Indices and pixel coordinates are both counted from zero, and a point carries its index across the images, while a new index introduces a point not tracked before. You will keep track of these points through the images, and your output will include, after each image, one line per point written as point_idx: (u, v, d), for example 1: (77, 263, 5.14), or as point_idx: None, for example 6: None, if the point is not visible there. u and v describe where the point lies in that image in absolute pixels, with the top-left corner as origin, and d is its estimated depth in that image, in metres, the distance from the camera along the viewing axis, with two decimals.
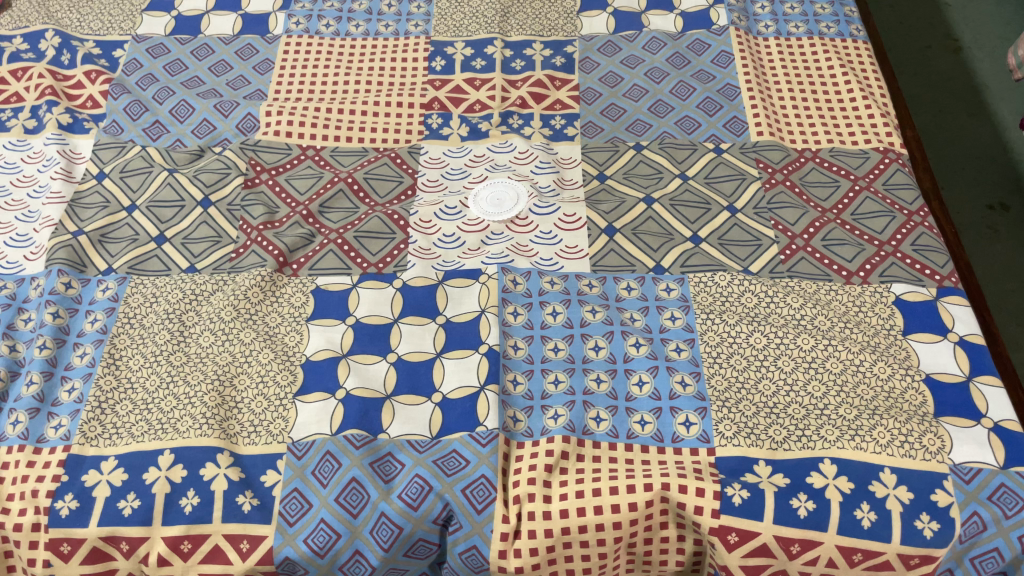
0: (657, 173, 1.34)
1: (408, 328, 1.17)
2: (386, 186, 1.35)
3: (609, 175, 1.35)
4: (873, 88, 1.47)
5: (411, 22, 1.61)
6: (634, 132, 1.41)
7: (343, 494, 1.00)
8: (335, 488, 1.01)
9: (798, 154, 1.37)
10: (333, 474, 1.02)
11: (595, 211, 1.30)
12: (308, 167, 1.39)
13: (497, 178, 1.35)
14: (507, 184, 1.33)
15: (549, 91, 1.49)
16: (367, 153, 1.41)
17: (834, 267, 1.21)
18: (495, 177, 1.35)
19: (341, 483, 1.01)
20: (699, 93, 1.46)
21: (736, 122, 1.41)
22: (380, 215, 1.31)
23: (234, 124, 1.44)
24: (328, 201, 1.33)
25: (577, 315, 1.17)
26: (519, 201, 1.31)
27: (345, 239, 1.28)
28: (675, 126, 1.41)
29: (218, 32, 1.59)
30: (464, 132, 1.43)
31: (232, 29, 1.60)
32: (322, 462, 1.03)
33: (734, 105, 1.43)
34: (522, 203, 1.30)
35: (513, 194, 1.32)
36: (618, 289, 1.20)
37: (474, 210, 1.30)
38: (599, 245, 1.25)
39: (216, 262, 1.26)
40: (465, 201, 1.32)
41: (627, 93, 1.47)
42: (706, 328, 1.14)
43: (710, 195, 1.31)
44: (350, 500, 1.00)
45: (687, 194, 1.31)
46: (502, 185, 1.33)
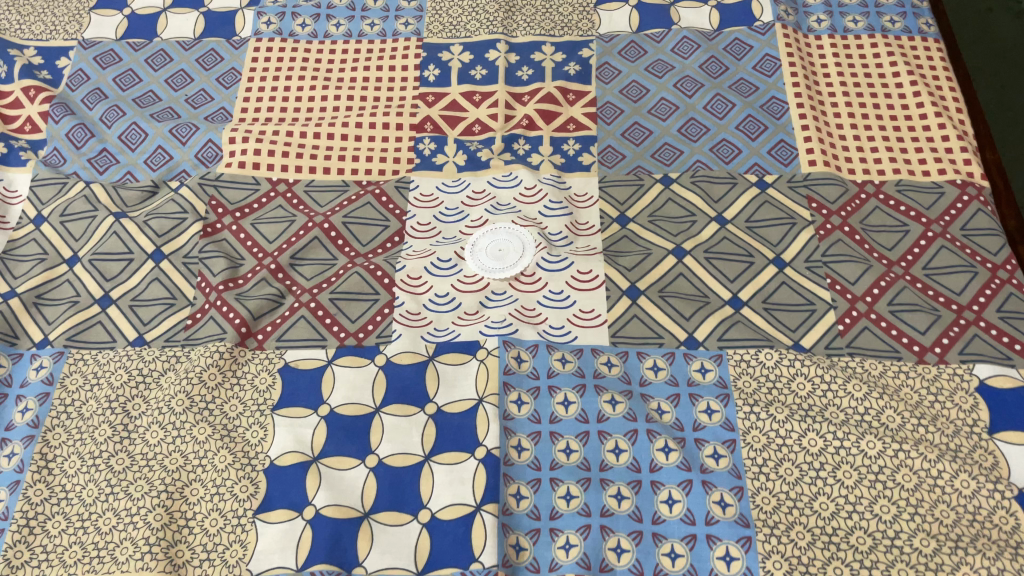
0: (688, 214, 1.13)
1: (391, 420, 0.98)
2: (369, 231, 1.15)
3: (631, 218, 1.14)
4: (946, 101, 1.24)
5: (400, 19, 1.38)
6: (661, 160, 1.19)
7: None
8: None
9: (858, 190, 1.15)
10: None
11: (614, 265, 1.09)
12: (279, 206, 1.18)
13: (501, 222, 1.14)
14: (513, 231, 1.13)
15: (561, 107, 1.26)
16: (347, 188, 1.20)
17: (903, 340, 1.01)
18: (499, 221, 1.15)
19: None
20: (739, 110, 1.23)
21: (783, 148, 1.19)
22: (361, 271, 1.11)
23: (192, 153, 1.24)
24: (301, 251, 1.14)
25: (594, 405, 0.97)
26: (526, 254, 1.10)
27: (319, 302, 1.09)
28: (710, 153, 1.19)
29: (177, 35, 1.38)
30: (461, 161, 1.22)
31: (193, 31, 1.38)
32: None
33: (780, 126, 1.21)
34: (530, 256, 1.10)
35: (519, 246, 1.11)
36: (643, 369, 1.00)
37: (473, 264, 1.10)
38: (619, 310, 1.05)
39: (168, 332, 1.07)
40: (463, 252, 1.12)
41: (652, 109, 1.25)
42: (750, 426, 0.94)
43: (753, 244, 1.10)
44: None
45: (725, 243, 1.10)
46: (506, 233, 1.13)
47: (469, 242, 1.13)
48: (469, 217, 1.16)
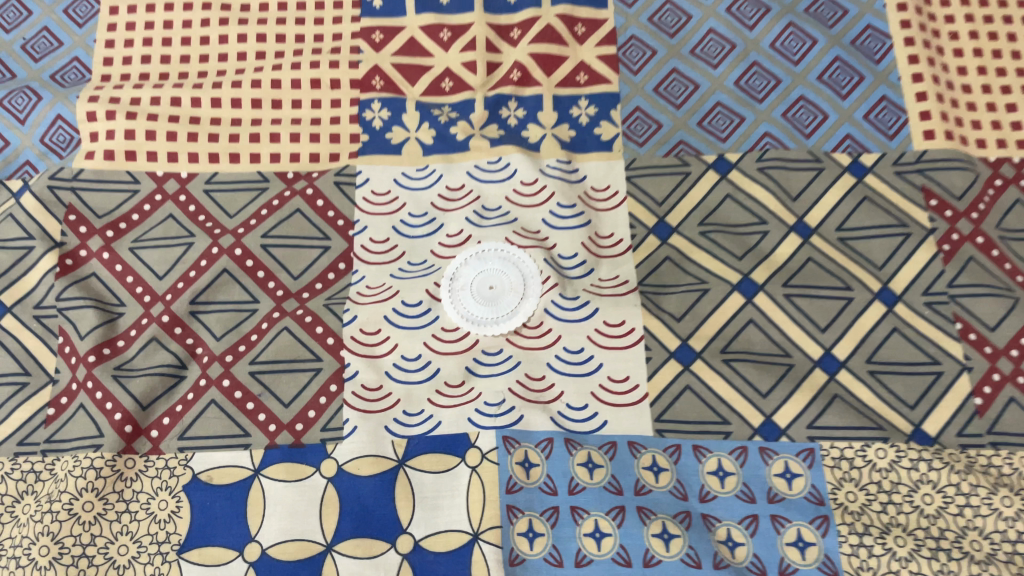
0: (755, 221, 0.80)
1: (349, 567, 0.69)
2: (301, 257, 0.81)
3: (674, 228, 0.80)
4: None
5: None
6: (713, 132, 0.84)
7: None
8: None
9: (992, 173, 0.81)
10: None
11: (654, 308, 0.77)
12: (169, 219, 0.83)
13: (489, 240, 0.80)
14: (507, 258, 0.79)
15: (566, 47, 0.88)
16: (266, 186, 0.84)
17: None
18: (488, 237, 0.81)
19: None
20: (822, 49, 0.86)
21: (888, 109, 0.83)
22: (291, 325, 0.78)
23: (36, 137, 0.86)
24: (206, 294, 0.79)
25: (637, 540, 0.68)
26: (530, 294, 0.77)
27: (235, 377, 0.76)
28: (782, 121, 0.83)
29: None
30: (426, 138, 0.85)
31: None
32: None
33: (881, 75, 0.85)
34: (535, 296, 0.77)
35: (516, 281, 0.78)
36: (703, 476, 0.71)
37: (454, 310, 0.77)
38: (665, 379, 0.74)
39: (21, 430, 0.75)
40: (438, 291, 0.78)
41: (697, 49, 0.88)
42: (859, 566, 0.66)
43: (850, 269, 0.77)
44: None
45: (810, 267, 0.77)
46: (498, 260, 0.79)
47: (446, 274, 0.79)
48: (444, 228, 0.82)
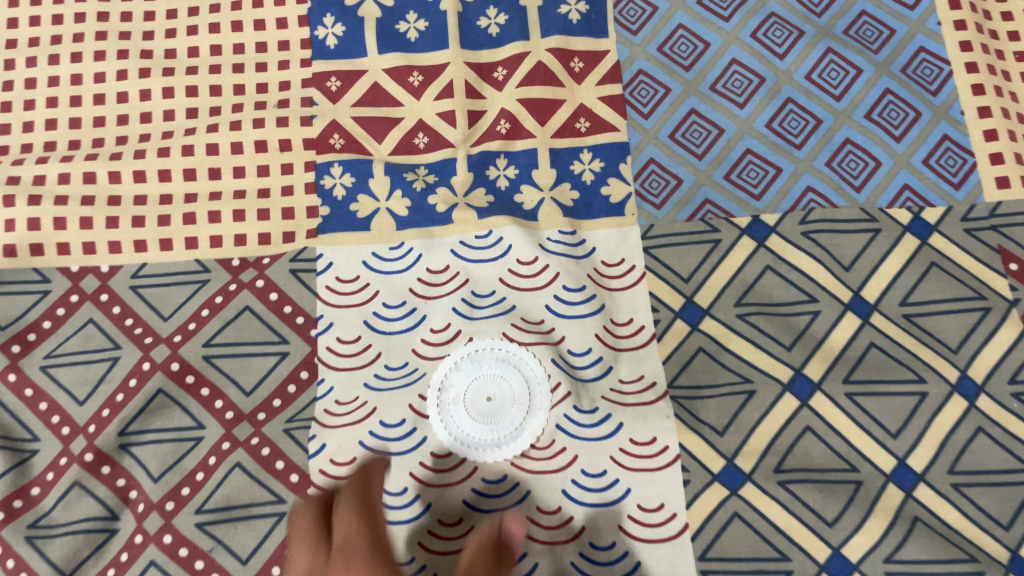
0: (803, 300, 0.66)
1: None
2: (254, 368, 0.66)
3: (705, 311, 0.66)
4: None
5: None
6: (744, 188, 0.70)
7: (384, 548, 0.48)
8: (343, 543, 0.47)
9: None
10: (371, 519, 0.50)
11: (689, 418, 0.63)
12: (88, 327, 0.67)
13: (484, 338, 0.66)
14: (508, 361, 0.65)
15: (562, 89, 0.73)
16: (206, 278, 0.69)
17: None
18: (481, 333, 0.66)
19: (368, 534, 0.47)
20: (868, 80, 0.72)
21: (952, 152, 0.70)
22: (245, 458, 0.63)
23: None
24: (138, 421, 0.65)
25: None
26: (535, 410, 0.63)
27: (179, 531, 0.61)
28: (827, 171, 0.70)
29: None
30: (400, 209, 0.70)
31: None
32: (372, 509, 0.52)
33: (941, 109, 0.71)
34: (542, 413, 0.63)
35: (519, 391, 0.63)
36: None
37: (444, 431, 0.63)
38: (709, 509, 0.61)
39: None
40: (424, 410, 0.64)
41: (718, 83, 0.73)
42: None
43: (921, 355, 0.64)
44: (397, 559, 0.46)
45: (873, 355, 0.64)
46: (496, 364, 0.64)
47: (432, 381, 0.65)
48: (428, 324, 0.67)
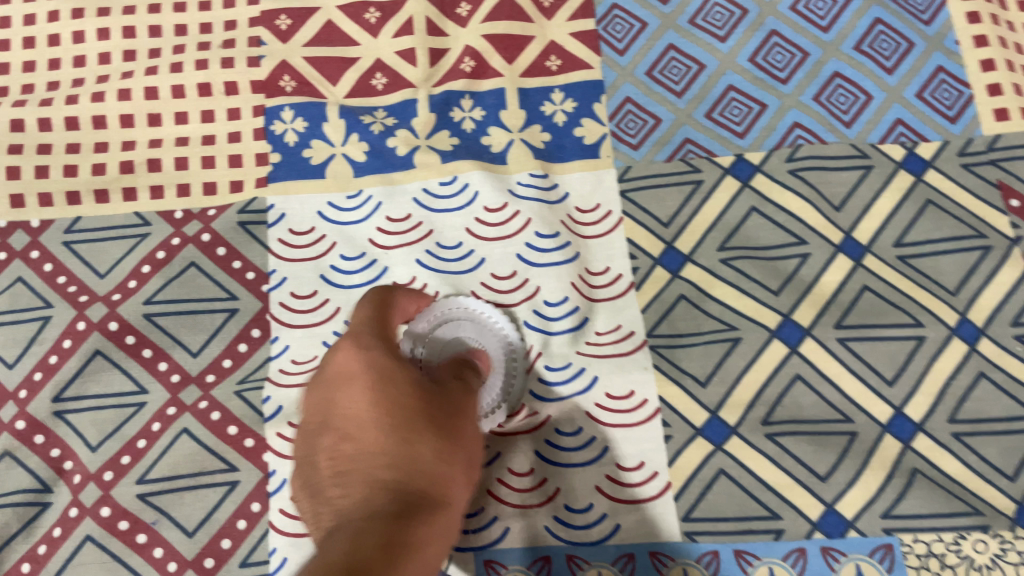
0: (791, 243, 0.61)
1: None
2: (199, 326, 0.61)
3: (687, 256, 0.62)
4: None
5: None
6: (727, 126, 0.65)
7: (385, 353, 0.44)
8: (341, 364, 0.40)
9: None
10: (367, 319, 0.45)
11: (671, 369, 0.58)
12: (18, 286, 0.62)
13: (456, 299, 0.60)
14: (486, 322, 0.60)
15: (530, 24, 0.68)
16: (146, 232, 0.63)
17: None
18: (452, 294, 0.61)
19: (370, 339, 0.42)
20: (857, 10, 0.68)
21: (948, 83, 0.65)
22: (190, 423, 0.58)
23: None
24: (72, 386, 0.59)
25: None
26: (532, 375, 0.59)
27: (117, 502, 0.56)
28: (815, 107, 0.65)
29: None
30: (358, 154, 0.65)
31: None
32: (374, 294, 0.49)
33: (934, 39, 0.67)
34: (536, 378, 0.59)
35: (506, 351, 0.59)
36: None
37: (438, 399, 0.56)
38: (694, 465, 0.56)
39: None
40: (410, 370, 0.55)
41: (698, 17, 0.69)
42: None
43: (918, 297, 0.60)
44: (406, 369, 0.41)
45: (867, 299, 0.60)
46: (473, 326, 0.59)
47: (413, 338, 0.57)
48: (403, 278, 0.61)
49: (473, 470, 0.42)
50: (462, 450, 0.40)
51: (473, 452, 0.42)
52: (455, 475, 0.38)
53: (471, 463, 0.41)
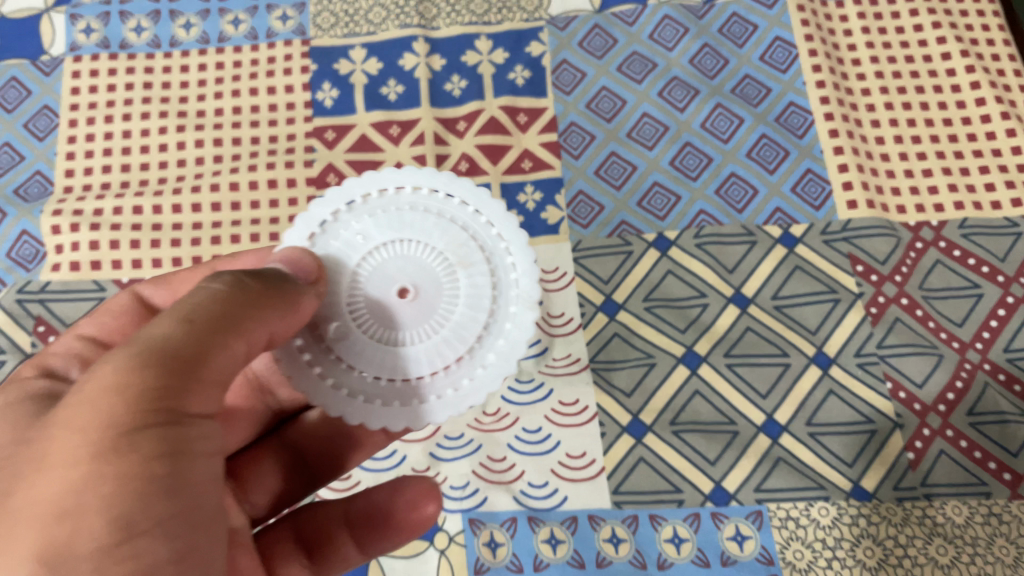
0: (696, 296, 0.85)
1: None
2: None
3: (621, 305, 0.85)
4: (1013, 92, 0.94)
5: (274, 11, 1.00)
6: (652, 211, 0.89)
7: (62, 373, 0.51)
8: None
9: (912, 237, 0.87)
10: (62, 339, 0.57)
11: (607, 385, 0.81)
12: None
13: (343, 257, 0.53)
14: (394, 223, 0.54)
15: (510, 137, 0.93)
16: None
17: (991, 466, 0.77)
18: (329, 230, 0.54)
19: (36, 387, 0.47)
20: (749, 127, 0.92)
21: (813, 180, 0.89)
22: None
23: (3, 252, 0.89)
24: None
25: None
26: (491, 264, 0.54)
27: None
28: (716, 198, 0.89)
29: (23, 8, 1.00)
30: None
31: (7, 12, 1.00)
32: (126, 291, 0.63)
33: (805, 148, 0.91)
34: (485, 222, 0.55)
35: (428, 266, 0.52)
36: (660, 545, 0.75)
37: (441, 386, 0.52)
38: (621, 453, 0.78)
39: None
40: (404, 416, 0.52)
41: (633, 131, 0.94)
42: None
43: (786, 335, 0.83)
44: (26, 402, 0.43)
45: (749, 336, 0.83)
46: (382, 252, 0.53)
47: (380, 369, 0.52)
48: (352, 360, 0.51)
49: (130, 419, 0.37)
50: (52, 459, 0.36)
51: (116, 391, 0.37)
52: (25, 533, 0.34)
53: (79, 446, 0.36)
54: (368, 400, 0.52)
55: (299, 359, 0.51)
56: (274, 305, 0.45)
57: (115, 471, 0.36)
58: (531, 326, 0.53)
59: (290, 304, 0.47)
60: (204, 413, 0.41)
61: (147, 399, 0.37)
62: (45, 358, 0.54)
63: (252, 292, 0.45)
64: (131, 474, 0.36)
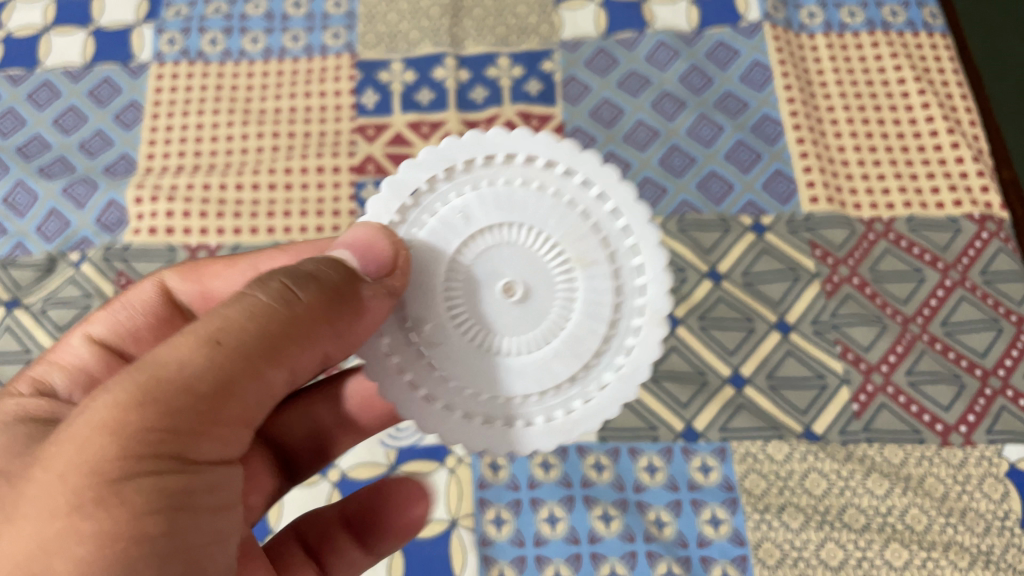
0: (677, 270, 0.99)
1: None
2: None
3: None
4: (959, 112, 1.09)
5: (327, 30, 1.17)
6: (643, 201, 1.04)
7: (60, 396, 0.56)
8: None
9: (866, 229, 1.01)
10: (72, 339, 0.61)
11: None
12: None
13: (446, 243, 0.54)
14: (504, 207, 0.54)
15: None
16: None
17: (925, 418, 0.89)
18: (422, 206, 0.55)
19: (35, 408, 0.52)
20: (728, 134, 1.08)
21: (781, 179, 1.04)
22: None
23: (93, 218, 1.05)
24: None
25: (584, 523, 0.86)
26: (611, 262, 0.55)
27: None
28: (697, 191, 1.04)
29: (118, 21, 1.18)
30: None
31: (105, 24, 1.18)
32: (155, 282, 0.66)
33: (776, 153, 1.06)
34: (613, 211, 0.55)
35: (529, 271, 0.54)
36: (637, 472, 0.88)
37: (551, 405, 0.56)
38: None
39: None
40: (512, 436, 0.55)
41: (629, 136, 1.09)
42: (761, 537, 0.84)
43: (753, 305, 0.97)
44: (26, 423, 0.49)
45: (721, 305, 0.97)
46: (487, 239, 0.54)
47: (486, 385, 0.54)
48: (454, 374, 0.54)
49: (132, 458, 0.40)
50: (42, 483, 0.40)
51: (114, 431, 0.40)
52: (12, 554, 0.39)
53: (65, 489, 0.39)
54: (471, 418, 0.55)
55: (388, 363, 0.54)
56: (319, 327, 0.48)
57: (94, 528, 0.39)
58: (656, 344, 0.56)
59: (338, 321, 0.49)
60: (217, 457, 0.44)
61: (150, 438, 0.40)
62: (50, 367, 0.58)
63: (296, 309, 0.47)
64: (112, 531, 0.39)
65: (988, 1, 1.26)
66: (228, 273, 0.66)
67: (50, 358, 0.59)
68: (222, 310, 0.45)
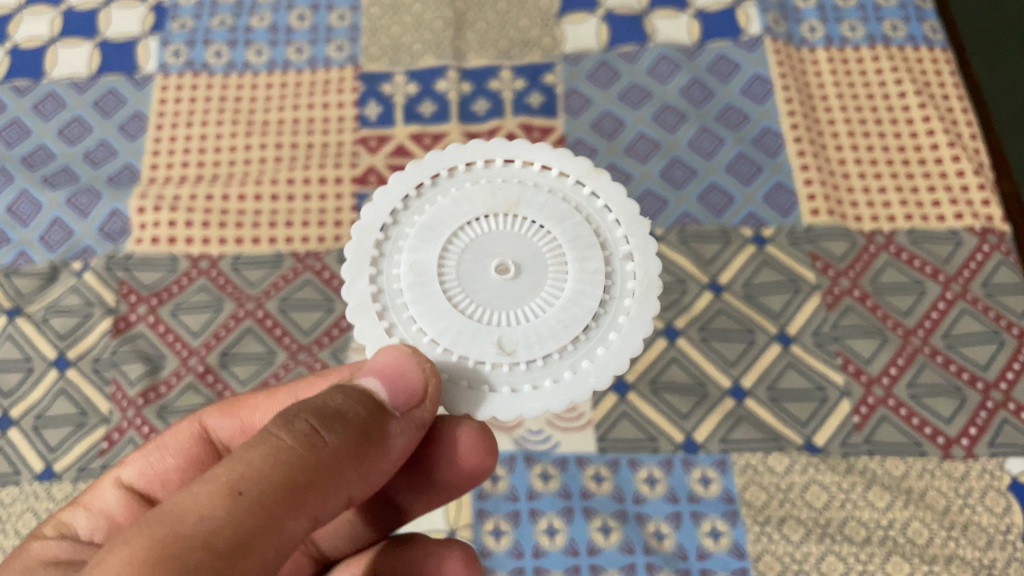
0: (677, 281, 0.99)
1: None
2: (311, 317, 0.99)
3: None
4: (960, 126, 1.09)
5: (331, 43, 1.18)
6: (644, 213, 1.04)
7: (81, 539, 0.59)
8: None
9: (867, 241, 1.01)
10: (103, 485, 0.63)
11: None
12: (202, 289, 1.01)
13: (430, 237, 0.58)
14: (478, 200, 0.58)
15: None
16: (282, 262, 1.03)
17: (927, 431, 0.89)
18: (395, 237, 0.59)
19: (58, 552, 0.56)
20: (729, 147, 1.08)
21: (782, 192, 1.04)
22: (311, 278, 1.02)
23: (95, 227, 1.06)
24: (232, 346, 0.98)
25: (584, 535, 0.85)
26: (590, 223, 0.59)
27: (267, 311, 1.00)
28: (698, 204, 1.05)
29: (124, 34, 1.20)
30: None
31: (111, 36, 1.19)
32: (196, 422, 0.67)
33: (777, 166, 1.06)
34: (576, 183, 0.60)
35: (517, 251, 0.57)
36: (637, 483, 0.88)
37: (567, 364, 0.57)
38: (606, 408, 0.91)
39: (80, 459, 0.92)
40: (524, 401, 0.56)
41: (630, 148, 1.10)
42: (761, 550, 0.84)
43: (753, 316, 0.96)
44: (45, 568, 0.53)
45: (721, 316, 0.97)
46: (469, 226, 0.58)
47: (505, 355, 0.55)
48: (453, 344, 0.55)
49: None
50: None
51: None
52: None
53: None
54: (473, 385, 0.56)
55: None
56: (346, 468, 0.47)
57: None
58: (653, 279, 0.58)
59: (362, 465, 0.48)
60: None
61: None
62: (78, 510, 0.62)
63: (323, 453, 0.45)
64: None
65: (989, 15, 1.26)
66: (267, 405, 0.67)
67: (84, 503, 0.62)
68: (248, 452, 0.44)
